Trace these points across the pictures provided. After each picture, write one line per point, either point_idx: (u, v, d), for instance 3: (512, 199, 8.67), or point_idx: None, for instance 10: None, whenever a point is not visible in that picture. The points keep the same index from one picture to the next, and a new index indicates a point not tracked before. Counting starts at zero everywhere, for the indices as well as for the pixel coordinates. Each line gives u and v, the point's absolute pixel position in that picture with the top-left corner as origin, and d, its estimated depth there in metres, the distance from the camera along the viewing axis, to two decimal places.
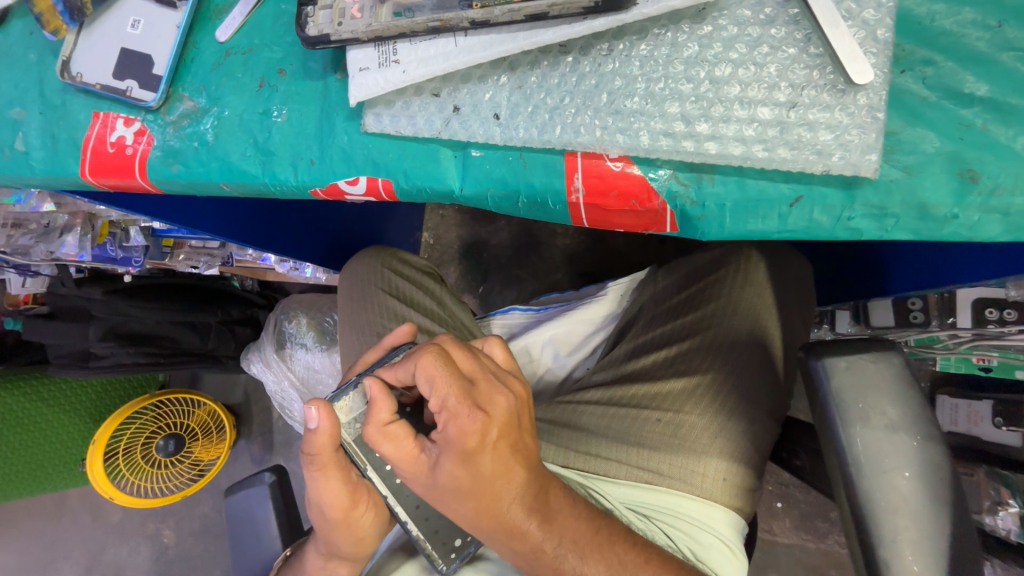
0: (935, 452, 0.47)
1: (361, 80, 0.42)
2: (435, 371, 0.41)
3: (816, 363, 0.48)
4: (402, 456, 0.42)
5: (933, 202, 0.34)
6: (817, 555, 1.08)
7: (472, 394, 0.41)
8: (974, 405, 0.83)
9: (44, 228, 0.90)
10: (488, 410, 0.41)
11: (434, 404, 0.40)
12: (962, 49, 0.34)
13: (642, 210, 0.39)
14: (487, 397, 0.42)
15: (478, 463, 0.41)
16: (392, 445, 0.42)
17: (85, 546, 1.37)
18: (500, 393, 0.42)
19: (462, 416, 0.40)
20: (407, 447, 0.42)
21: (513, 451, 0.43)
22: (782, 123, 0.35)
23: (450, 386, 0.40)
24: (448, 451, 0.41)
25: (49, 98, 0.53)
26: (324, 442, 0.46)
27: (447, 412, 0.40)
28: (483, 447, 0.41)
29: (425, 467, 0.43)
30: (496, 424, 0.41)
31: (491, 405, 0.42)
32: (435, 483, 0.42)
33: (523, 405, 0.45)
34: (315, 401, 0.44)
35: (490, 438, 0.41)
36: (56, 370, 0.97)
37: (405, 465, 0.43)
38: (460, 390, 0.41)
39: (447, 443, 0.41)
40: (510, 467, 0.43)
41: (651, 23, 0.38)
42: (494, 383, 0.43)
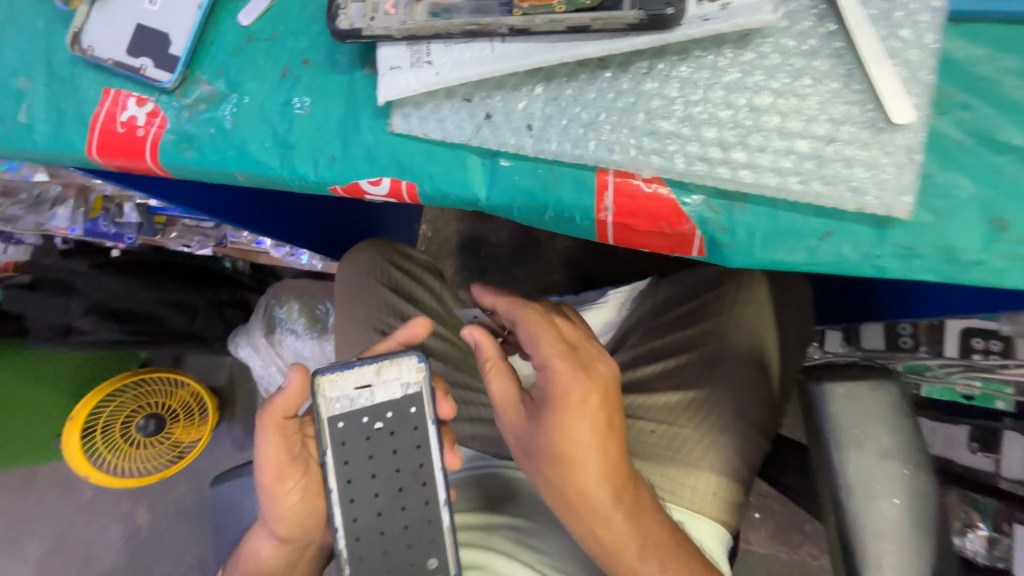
0: (925, 481, 0.48)
1: (392, 79, 0.41)
2: (539, 329, 0.52)
3: (815, 387, 0.49)
4: (505, 402, 0.53)
5: (961, 246, 0.34)
6: (789, 566, 1.10)
7: (575, 356, 0.50)
8: (951, 429, 0.79)
9: (35, 199, 0.88)
10: (592, 372, 0.49)
11: (539, 358, 0.50)
12: (999, 95, 0.35)
13: (671, 233, 0.39)
14: (589, 362, 0.50)
15: (574, 428, 0.47)
16: (496, 383, 0.53)
17: (53, 521, 1.34)
18: (592, 361, 0.50)
19: (567, 376, 0.48)
20: (509, 392, 0.53)
21: (605, 429, 0.48)
22: (819, 157, 0.35)
23: (554, 346, 0.50)
24: (547, 407, 0.49)
25: (57, 70, 0.51)
26: (288, 402, 0.53)
27: (552, 371, 0.49)
28: (583, 408, 0.47)
29: (522, 419, 0.51)
30: (597, 392, 0.49)
31: (593, 369, 0.50)
32: (529, 436, 0.50)
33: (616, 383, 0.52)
34: (294, 365, 0.51)
35: (589, 402, 0.48)
36: (32, 343, 0.91)
37: (506, 413, 0.53)
38: (563, 352, 0.50)
39: (549, 400, 0.49)
40: (604, 441, 0.48)
41: (693, 45, 0.37)
42: (595, 354, 0.51)
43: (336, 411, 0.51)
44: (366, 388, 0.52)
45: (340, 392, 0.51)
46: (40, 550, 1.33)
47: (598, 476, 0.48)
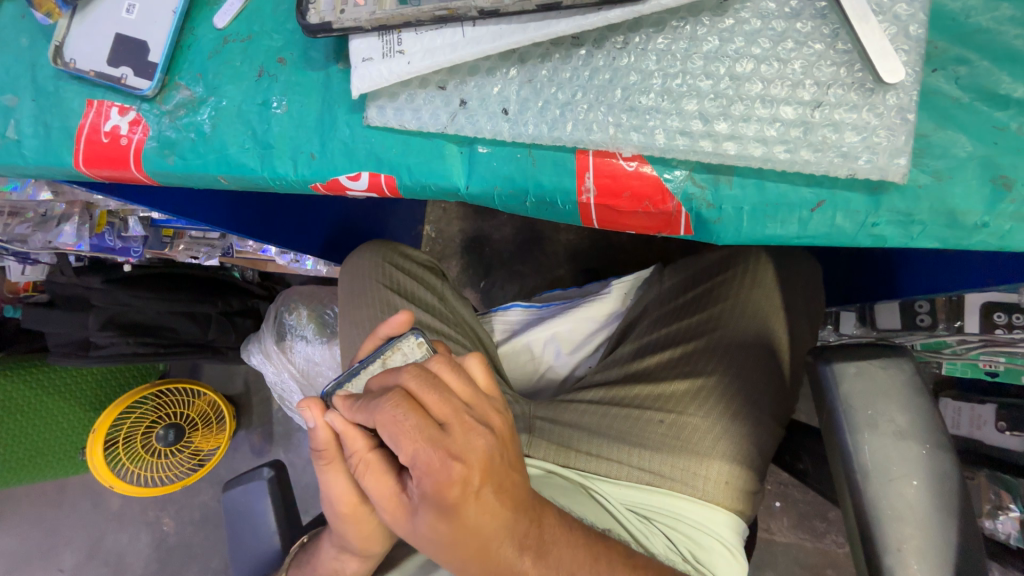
0: (943, 460, 0.44)
1: (364, 71, 0.40)
2: (398, 425, 0.39)
3: (824, 369, 0.46)
4: (383, 494, 0.43)
5: (964, 209, 0.32)
6: (815, 555, 1.07)
7: (444, 444, 0.40)
8: (977, 409, 0.79)
9: (41, 217, 0.90)
10: (464, 458, 0.40)
11: (404, 459, 0.40)
12: (998, 48, 0.32)
13: (655, 212, 0.38)
14: (461, 445, 0.40)
15: (464, 513, 0.40)
16: (374, 479, 0.43)
17: (85, 531, 1.37)
18: (475, 438, 0.41)
19: (437, 470, 0.39)
20: (385, 484, 0.43)
21: (498, 495, 0.42)
22: (806, 124, 0.33)
23: (418, 436, 0.39)
24: (426, 506, 0.40)
25: (42, 84, 0.51)
26: (328, 438, 0.47)
27: (420, 468, 0.39)
28: (464, 497, 0.40)
29: (403, 511, 0.43)
30: (475, 469, 0.40)
31: (467, 451, 0.40)
32: (413, 531, 0.42)
33: (504, 443, 0.43)
34: (307, 402, 0.46)
35: (471, 487, 0.40)
36: (54, 358, 0.94)
37: (387, 506, 0.43)
38: (429, 440, 0.39)
39: (424, 496, 0.40)
40: (498, 509, 0.42)
41: (669, 15, 0.36)
42: (469, 425, 0.41)
43: None
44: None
45: None
46: (73, 561, 1.36)
47: (497, 536, 0.42)
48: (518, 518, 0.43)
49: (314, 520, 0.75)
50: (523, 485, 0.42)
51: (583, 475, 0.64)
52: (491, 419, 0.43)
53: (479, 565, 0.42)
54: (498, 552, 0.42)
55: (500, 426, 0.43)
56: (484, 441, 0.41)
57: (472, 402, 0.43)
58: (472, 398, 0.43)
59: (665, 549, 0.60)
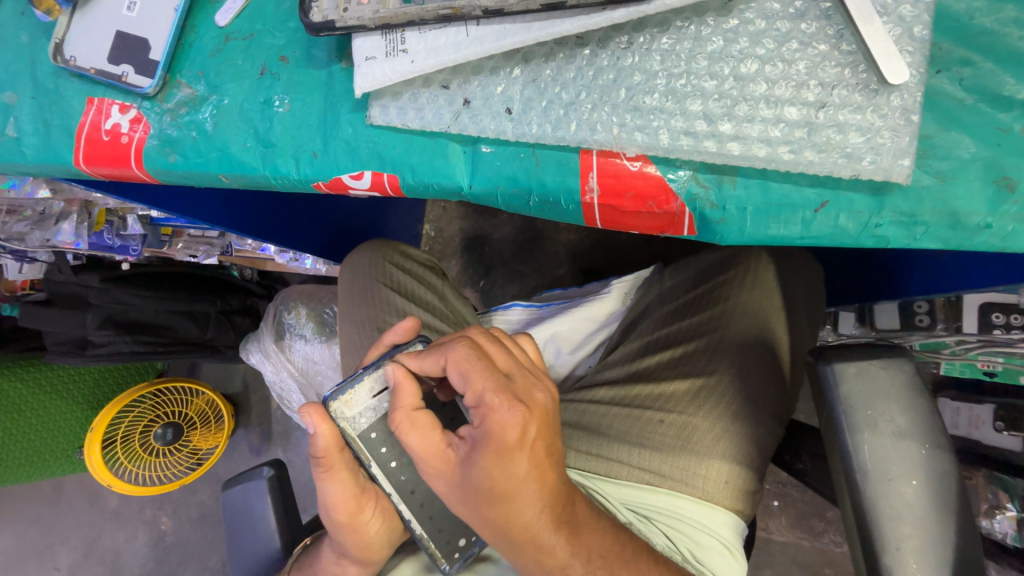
0: (943, 460, 0.44)
1: (367, 70, 0.40)
2: (472, 364, 0.41)
3: (825, 369, 0.46)
4: (429, 449, 0.42)
5: (967, 210, 0.33)
6: (812, 554, 1.07)
7: (511, 388, 0.41)
8: (975, 409, 0.80)
9: (40, 215, 0.89)
10: (528, 403, 0.41)
11: (470, 398, 0.40)
12: (1002, 49, 0.33)
13: (658, 212, 0.38)
14: (525, 392, 0.41)
15: (515, 463, 0.41)
16: (421, 434, 0.43)
17: (83, 530, 1.37)
18: (536, 389, 0.42)
19: (503, 411, 0.40)
20: (434, 437, 0.43)
21: (547, 455, 0.42)
22: (810, 124, 0.33)
23: (488, 377, 0.40)
24: (483, 449, 0.40)
25: (42, 82, 0.51)
26: (328, 443, 0.47)
27: (485, 408, 0.40)
28: (522, 445, 0.40)
29: (450, 465, 0.42)
30: (532, 423, 0.40)
31: (530, 399, 0.41)
32: (461, 483, 0.42)
33: (557, 404, 0.44)
34: (307, 407, 0.45)
35: (529, 437, 0.40)
36: (52, 357, 0.94)
37: (431, 461, 0.42)
38: (497, 384, 0.41)
39: (483, 439, 0.40)
40: (546, 469, 0.42)
41: (673, 15, 0.36)
42: (530, 380, 0.43)
43: (364, 425, 0.48)
44: (386, 392, 0.49)
45: (360, 407, 0.48)
46: (70, 560, 1.36)
47: (538, 499, 0.42)
48: (557, 490, 0.44)
49: (314, 519, 0.75)
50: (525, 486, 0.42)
51: (583, 475, 0.65)
52: (549, 384, 0.45)
53: (515, 527, 0.42)
54: (533, 518, 0.42)
55: (556, 391, 0.45)
56: (546, 394, 0.43)
57: (531, 366, 0.46)
58: (531, 364, 0.46)
59: (665, 546, 0.61)
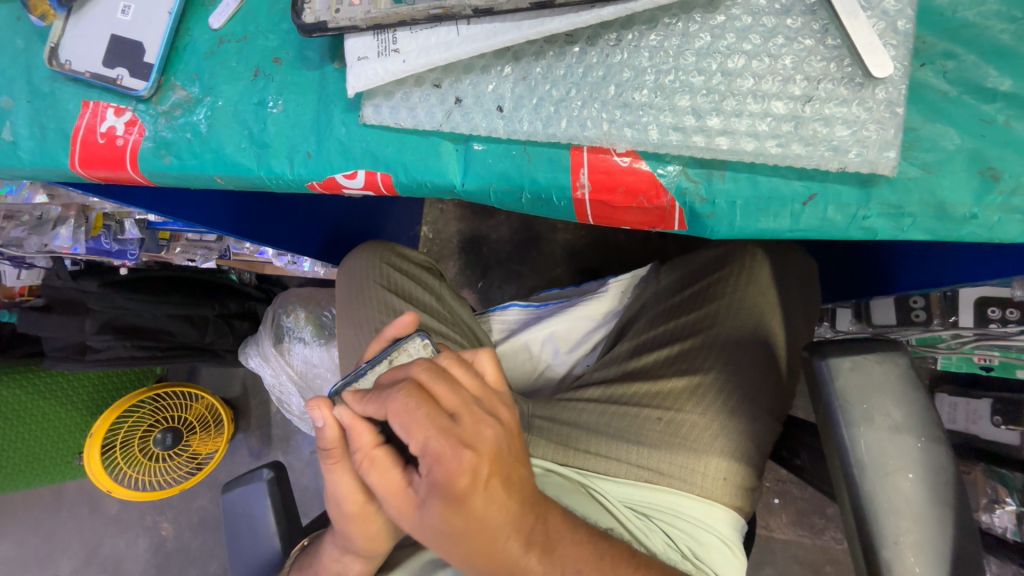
0: (939, 454, 0.45)
1: (360, 70, 0.40)
2: (411, 415, 0.39)
3: (819, 363, 0.46)
4: (388, 489, 0.42)
5: (952, 201, 0.33)
6: (813, 551, 1.07)
7: (455, 432, 0.39)
8: (972, 404, 0.79)
9: (37, 220, 0.89)
10: (475, 446, 0.39)
11: (414, 447, 0.39)
12: (985, 42, 0.33)
13: (650, 207, 0.38)
14: (472, 433, 0.40)
15: (472, 503, 0.39)
16: (380, 474, 0.42)
17: (83, 536, 1.37)
18: (484, 427, 0.40)
19: (448, 458, 0.38)
20: (393, 479, 0.42)
21: (506, 487, 0.41)
22: (797, 118, 0.34)
23: (428, 426, 0.39)
24: (435, 496, 0.39)
25: (38, 86, 0.51)
26: (335, 436, 0.46)
27: (431, 457, 0.39)
28: (474, 487, 0.39)
29: (409, 504, 0.41)
30: (484, 459, 0.39)
31: (478, 439, 0.40)
32: (421, 523, 0.41)
33: (512, 434, 0.42)
34: (315, 400, 0.45)
35: (480, 479, 0.39)
36: (50, 363, 0.94)
37: (391, 500, 0.42)
38: (441, 429, 0.39)
39: (433, 486, 0.39)
40: (505, 501, 0.41)
41: (661, 12, 0.36)
42: (478, 416, 0.41)
43: None
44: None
45: None
46: (71, 566, 1.36)
47: (503, 527, 0.41)
48: (522, 513, 0.43)
49: (314, 521, 0.75)
50: (520, 485, 0.42)
51: (583, 475, 0.64)
52: (502, 412, 0.43)
53: (484, 555, 0.42)
54: (501, 543, 0.42)
55: (509, 419, 0.43)
56: (494, 429, 0.41)
57: (483, 395, 0.43)
58: (481, 392, 0.43)
59: (664, 546, 0.60)
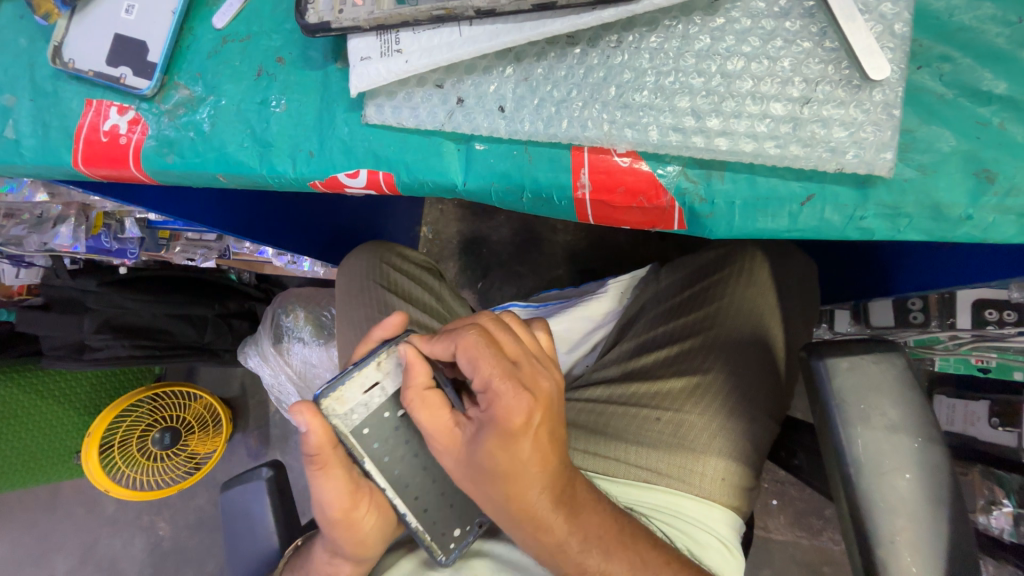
0: (936, 454, 0.45)
1: (363, 70, 0.41)
2: (480, 351, 0.42)
3: (818, 364, 0.46)
4: (438, 428, 0.44)
5: (948, 202, 0.33)
6: (811, 552, 1.08)
7: (517, 376, 0.42)
8: (971, 406, 0.80)
9: (37, 219, 0.89)
10: (534, 390, 0.42)
11: (477, 383, 0.41)
12: (981, 46, 0.33)
13: (649, 207, 0.38)
14: (531, 378, 0.43)
15: (520, 446, 0.42)
16: (429, 414, 0.45)
17: (80, 535, 1.36)
18: (543, 376, 0.43)
19: (509, 396, 0.41)
20: (444, 417, 0.44)
21: (550, 440, 0.44)
22: (795, 120, 0.34)
23: (496, 366, 0.41)
24: (490, 429, 0.42)
25: (41, 84, 0.51)
26: (320, 439, 0.47)
27: (491, 393, 0.41)
28: (527, 430, 0.42)
29: (457, 441, 0.44)
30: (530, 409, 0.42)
31: (535, 387, 0.43)
32: (469, 459, 0.44)
33: (563, 393, 0.45)
34: (298, 404, 0.45)
35: (534, 423, 0.42)
36: (48, 363, 0.94)
37: (442, 438, 0.45)
38: (506, 372, 0.42)
39: (489, 422, 0.42)
40: (549, 452, 0.43)
41: (662, 14, 0.36)
42: (539, 365, 0.44)
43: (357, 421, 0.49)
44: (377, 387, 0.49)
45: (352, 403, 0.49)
46: (67, 566, 1.35)
47: (539, 482, 0.43)
48: (561, 472, 0.45)
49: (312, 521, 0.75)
50: (520, 476, 0.43)
51: (582, 474, 0.65)
52: (553, 369, 0.46)
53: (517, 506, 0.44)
54: (534, 500, 0.44)
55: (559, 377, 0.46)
56: (552, 381, 0.43)
57: (538, 352, 0.46)
58: (538, 350, 0.46)
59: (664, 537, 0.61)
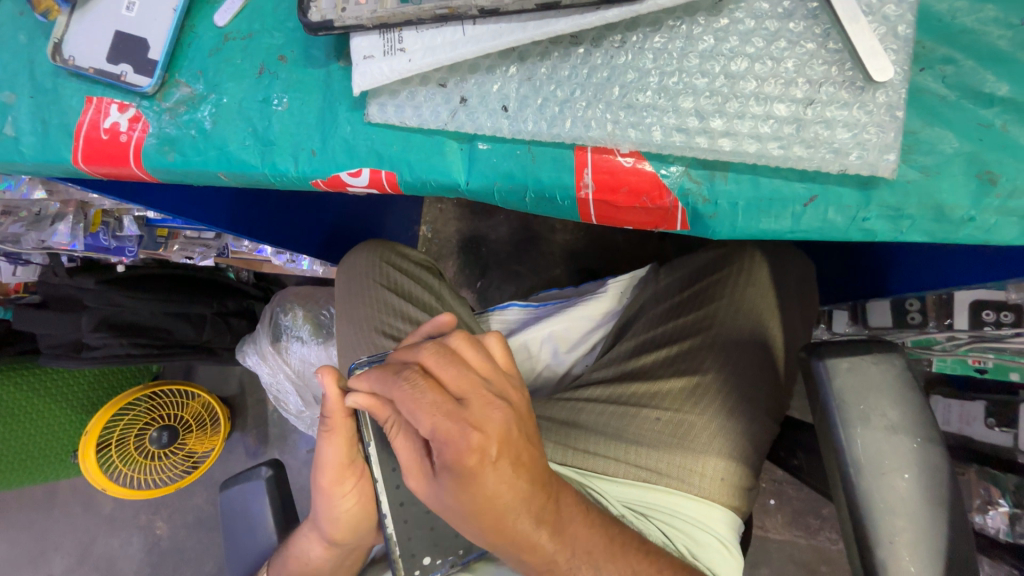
0: (935, 454, 0.45)
1: (366, 68, 0.41)
2: (416, 400, 0.40)
3: (817, 364, 0.47)
4: (406, 461, 0.43)
5: (950, 203, 0.34)
6: (808, 551, 1.08)
7: (462, 414, 0.39)
8: (966, 406, 0.80)
9: (36, 216, 0.89)
10: (483, 426, 0.39)
11: (423, 431, 0.39)
12: (983, 47, 0.34)
13: (653, 207, 0.38)
14: (480, 415, 0.40)
15: (482, 485, 0.39)
16: (402, 442, 0.43)
17: (76, 535, 1.36)
18: (491, 407, 0.40)
19: (454, 440, 0.38)
20: (411, 451, 0.42)
21: (514, 468, 0.41)
22: (799, 121, 0.34)
23: (436, 410, 0.39)
24: (447, 473, 0.39)
25: (40, 82, 0.51)
26: (335, 405, 0.49)
27: (440, 439, 0.39)
28: (482, 466, 0.39)
29: (424, 485, 0.42)
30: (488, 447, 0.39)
31: (485, 420, 0.40)
32: (436, 498, 0.42)
33: (521, 417, 0.42)
34: (323, 367, 0.46)
35: (488, 458, 0.39)
36: (47, 360, 0.93)
37: (409, 474, 0.43)
38: (447, 411, 0.39)
39: (445, 466, 0.39)
40: (516, 480, 0.41)
41: (665, 15, 0.36)
42: (487, 398, 0.41)
43: None
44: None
45: None
46: (64, 565, 1.35)
47: (515, 508, 0.42)
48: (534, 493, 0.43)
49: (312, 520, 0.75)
50: (529, 468, 0.42)
51: (582, 475, 0.65)
52: (510, 394, 0.43)
53: (494, 526, 0.42)
54: (513, 519, 0.42)
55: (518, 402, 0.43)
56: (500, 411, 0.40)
57: (491, 375, 0.43)
58: (492, 373, 0.43)
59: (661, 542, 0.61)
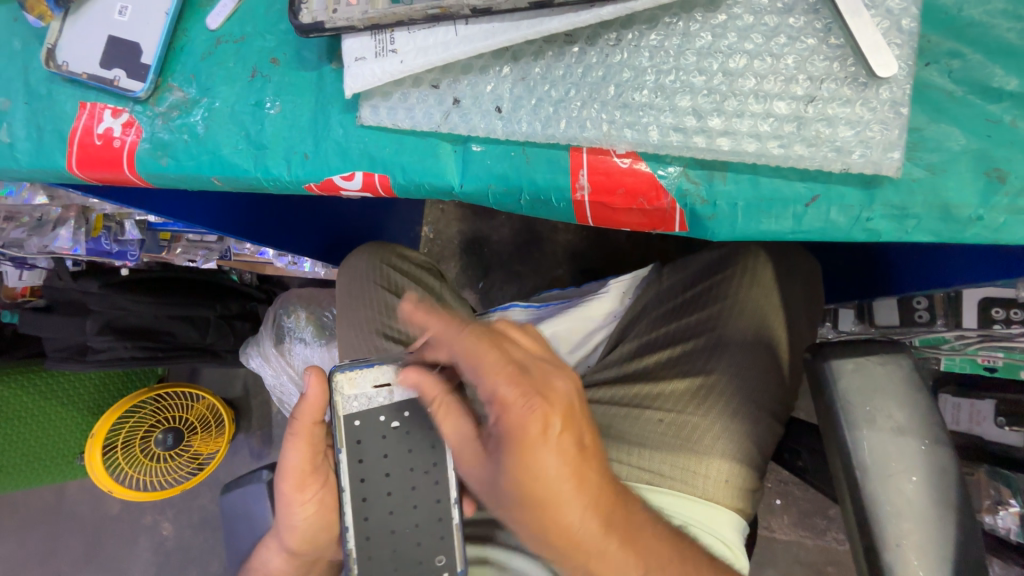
0: (942, 456, 0.44)
1: (357, 71, 0.40)
2: (480, 364, 0.45)
3: (823, 365, 0.45)
4: (460, 438, 0.50)
5: (957, 202, 0.32)
6: (815, 552, 1.07)
7: (526, 381, 0.44)
8: (976, 404, 0.78)
9: (37, 221, 0.90)
10: (547, 394, 0.44)
11: (487, 397, 0.45)
12: (991, 41, 0.32)
13: (649, 209, 0.37)
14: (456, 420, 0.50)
15: (537, 458, 0.43)
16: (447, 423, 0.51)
17: (84, 536, 1.37)
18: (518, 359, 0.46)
19: (518, 407, 0.43)
20: (462, 427, 0.50)
21: (576, 451, 0.45)
22: (800, 119, 0.33)
23: (501, 371, 0.44)
24: (502, 445, 0.45)
25: (35, 87, 0.51)
26: (308, 408, 0.54)
27: (498, 403, 0.44)
28: (542, 438, 0.43)
29: (480, 458, 0.48)
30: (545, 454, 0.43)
31: (549, 390, 0.44)
32: (491, 477, 0.47)
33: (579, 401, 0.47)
34: (311, 368, 0.52)
35: (551, 429, 0.43)
36: (53, 363, 0.93)
37: (462, 450, 0.50)
38: (511, 377, 0.44)
39: (501, 435, 0.44)
40: (572, 466, 0.44)
41: (662, 11, 0.36)
42: (547, 368, 0.46)
43: (352, 408, 0.52)
44: (385, 388, 0.53)
45: (359, 390, 0.52)
46: (72, 566, 1.36)
47: (568, 498, 0.44)
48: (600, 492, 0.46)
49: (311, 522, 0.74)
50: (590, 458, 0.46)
51: None
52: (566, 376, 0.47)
53: (536, 493, 0.44)
54: (565, 503, 0.44)
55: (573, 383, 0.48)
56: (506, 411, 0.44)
57: (541, 356, 0.49)
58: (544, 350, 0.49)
59: None
